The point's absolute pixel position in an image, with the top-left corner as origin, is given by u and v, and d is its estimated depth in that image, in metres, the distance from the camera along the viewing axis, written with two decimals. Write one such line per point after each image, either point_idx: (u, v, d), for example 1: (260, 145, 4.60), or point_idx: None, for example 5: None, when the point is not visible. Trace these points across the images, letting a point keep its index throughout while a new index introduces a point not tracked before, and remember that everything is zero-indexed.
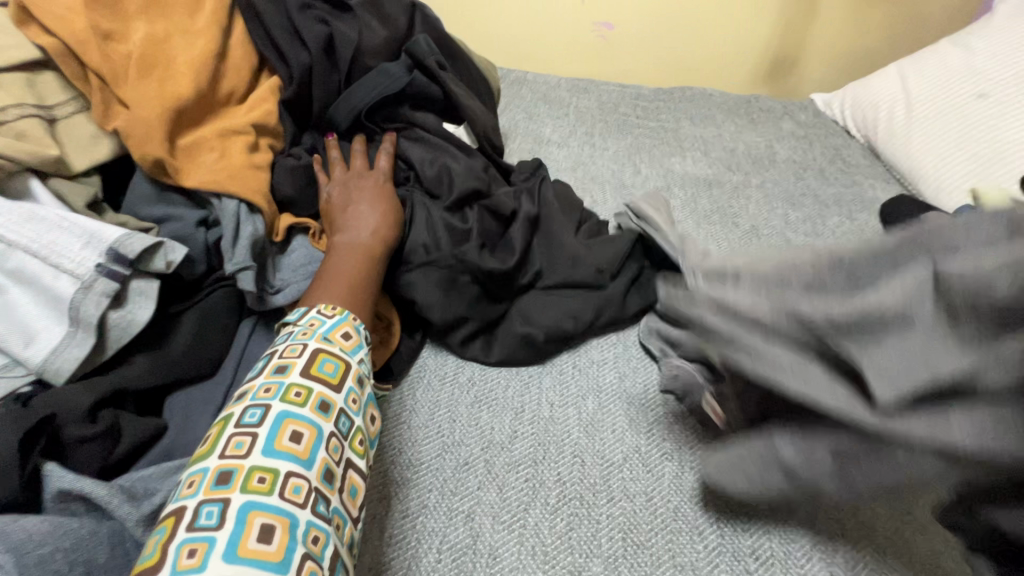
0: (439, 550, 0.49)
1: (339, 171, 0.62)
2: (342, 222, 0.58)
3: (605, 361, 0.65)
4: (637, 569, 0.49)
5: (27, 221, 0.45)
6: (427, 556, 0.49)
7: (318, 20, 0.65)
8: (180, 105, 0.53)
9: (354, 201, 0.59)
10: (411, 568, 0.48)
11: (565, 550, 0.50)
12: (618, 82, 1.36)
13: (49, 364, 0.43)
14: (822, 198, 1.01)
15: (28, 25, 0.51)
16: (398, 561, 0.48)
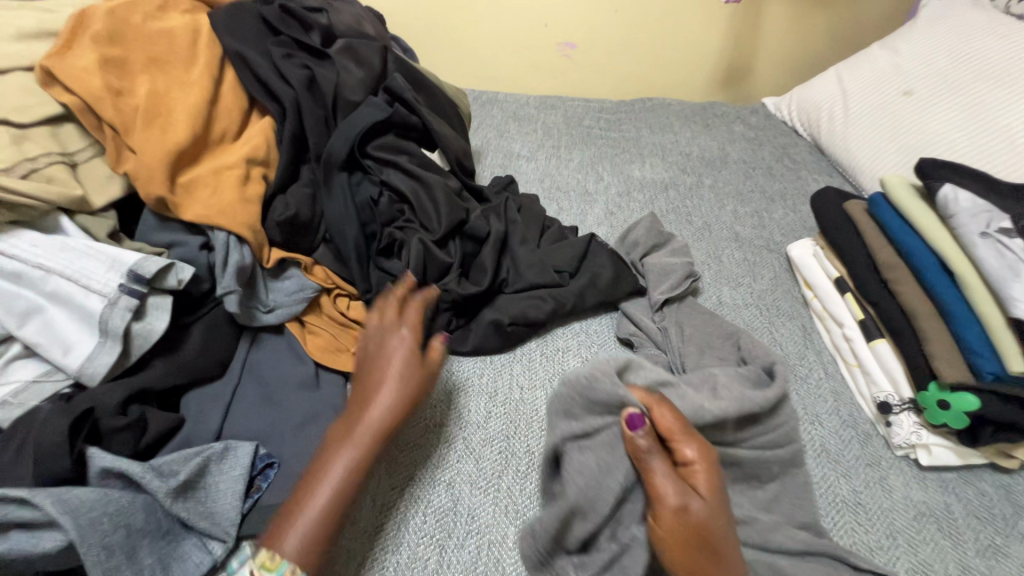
0: (425, 513, 0.56)
1: (391, 316, 0.60)
2: (366, 390, 0.53)
3: (568, 349, 0.74)
4: None
5: (59, 250, 0.52)
6: (415, 518, 0.56)
7: (301, 65, 0.74)
8: (180, 149, 0.61)
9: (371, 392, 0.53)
10: (401, 529, 0.55)
11: (534, 507, 0.58)
12: (583, 97, 1.47)
13: (85, 369, 0.50)
14: (770, 194, 1.11)
15: (52, 86, 0.59)
16: (390, 524, 0.55)
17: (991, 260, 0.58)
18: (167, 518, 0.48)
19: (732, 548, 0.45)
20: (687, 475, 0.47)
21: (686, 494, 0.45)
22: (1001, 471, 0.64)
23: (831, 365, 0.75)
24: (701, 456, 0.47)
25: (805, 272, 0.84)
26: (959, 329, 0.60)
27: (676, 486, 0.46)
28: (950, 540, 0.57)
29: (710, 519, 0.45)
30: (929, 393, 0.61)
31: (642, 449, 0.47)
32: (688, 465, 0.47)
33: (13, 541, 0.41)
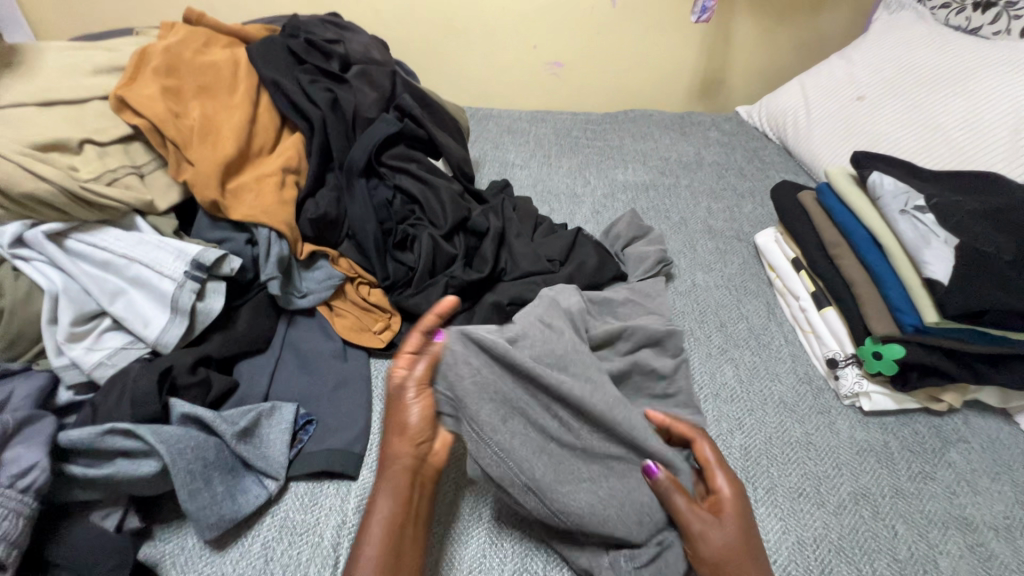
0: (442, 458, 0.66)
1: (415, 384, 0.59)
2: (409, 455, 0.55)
3: None
4: None
5: (137, 243, 0.64)
6: None
7: (324, 88, 0.86)
8: (229, 159, 0.72)
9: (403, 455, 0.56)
10: None
11: None
12: (571, 111, 1.60)
13: (162, 338, 0.62)
14: (740, 191, 1.23)
15: (123, 110, 0.71)
16: None
17: (907, 231, 0.70)
18: (232, 457, 0.59)
19: (757, 574, 0.53)
20: (717, 505, 0.57)
21: (711, 523, 0.55)
22: (933, 413, 0.75)
23: (792, 334, 0.86)
24: (730, 489, 0.58)
25: (768, 256, 0.95)
26: (886, 291, 0.71)
27: (699, 515, 0.55)
28: (886, 468, 0.68)
29: (736, 533, 0.55)
30: (866, 345, 0.72)
31: (664, 487, 0.57)
32: (716, 498, 0.57)
33: (120, 466, 0.52)
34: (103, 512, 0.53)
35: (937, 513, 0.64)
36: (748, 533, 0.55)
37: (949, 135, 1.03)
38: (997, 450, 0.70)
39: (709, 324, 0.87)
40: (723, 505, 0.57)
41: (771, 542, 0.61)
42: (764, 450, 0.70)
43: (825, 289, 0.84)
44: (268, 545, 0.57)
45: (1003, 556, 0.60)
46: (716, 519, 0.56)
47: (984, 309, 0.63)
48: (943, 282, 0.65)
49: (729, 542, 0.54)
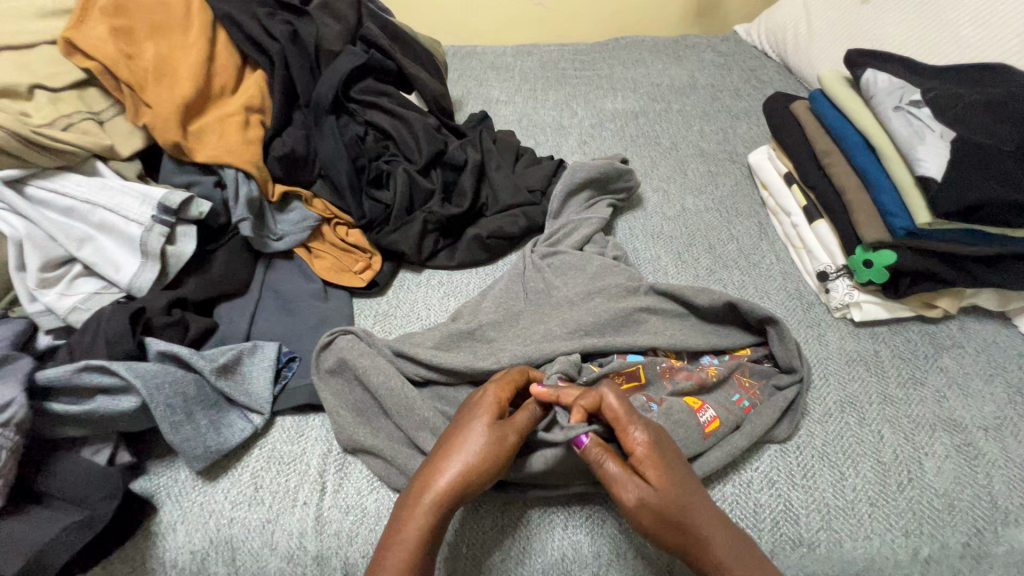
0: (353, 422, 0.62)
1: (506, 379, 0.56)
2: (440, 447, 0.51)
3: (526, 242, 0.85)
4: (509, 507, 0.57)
5: (101, 189, 0.63)
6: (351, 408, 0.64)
7: (284, 21, 0.83)
8: (187, 100, 0.70)
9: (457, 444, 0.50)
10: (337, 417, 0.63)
11: None
12: (559, 43, 1.51)
13: (134, 283, 0.62)
14: (736, 112, 1.16)
15: (74, 54, 0.69)
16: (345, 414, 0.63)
17: (902, 129, 0.66)
18: (214, 393, 0.60)
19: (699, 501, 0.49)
20: (638, 466, 0.50)
21: (640, 486, 0.48)
22: (927, 320, 0.73)
23: (783, 253, 0.83)
24: (640, 436, 0.51)
25: (761, 174, 0.91)
26: (878, 195, 0.69)
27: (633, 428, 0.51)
28: (875, 375, 0.67)
29: (668, 490, 0.48)
30: (857, 255, 0.70)
31: (593, 454, 0.50)
32: (636, 454, 0.50)
33: (100, 403, 0.53)
34: (93, 448, 0.55)
35: (925, 417, 0.63)
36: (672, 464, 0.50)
37: (958, 29, 0.92)
38: (993, 353, 0.69)
39: (697, 247, 0.84)
40: (630, 417, 0.52)
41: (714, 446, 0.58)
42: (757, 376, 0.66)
43: (817, 202, 0.81)
44: (257, 474, 0.58)
45: (991, 453, 0.59)
46: (661, 454, 0.50)
47: (978, 204, 0.60)
48: (938, 179, 0.62)
49: (648, 455, 0.50)
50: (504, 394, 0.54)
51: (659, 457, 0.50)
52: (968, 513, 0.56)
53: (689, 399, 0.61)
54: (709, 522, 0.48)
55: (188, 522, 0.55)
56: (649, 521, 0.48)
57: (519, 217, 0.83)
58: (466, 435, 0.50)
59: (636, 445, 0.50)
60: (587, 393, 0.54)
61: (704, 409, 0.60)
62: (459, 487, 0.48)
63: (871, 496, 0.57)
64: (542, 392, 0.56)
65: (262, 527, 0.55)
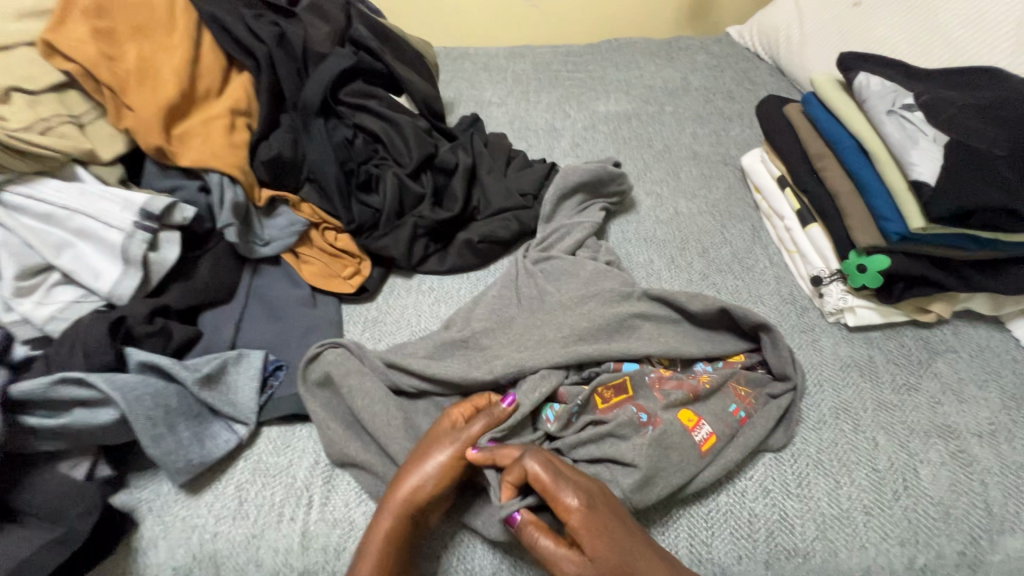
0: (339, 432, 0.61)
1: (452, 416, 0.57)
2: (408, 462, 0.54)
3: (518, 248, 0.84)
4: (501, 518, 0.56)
5: (80, 195, 0.62)
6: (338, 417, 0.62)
7: (271, 23, 0.82)
8: (170, 103, 0.69)
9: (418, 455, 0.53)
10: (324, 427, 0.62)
11: None
12: (551, 45, 1.50)
13: (114, 291, 0.61)
14: (729, 115, 1.16)
15: (53, 56, 0.67)
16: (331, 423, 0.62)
17: (895, 134, 0.66)
18: (198, 404, 0.59)
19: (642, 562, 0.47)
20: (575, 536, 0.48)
21: (573, 558, 0.47)
22: (921, 325, 0.72)
23: (777, 257, 0.83)
24: (573, 501, 0.49)
25: (754, 177, 0.90)
26: (872, 200, 0.68)
27: (567, 492, 0.49)
28: (870, 382, 0.66)
29: (601, 559, 0.46)
30: (850, 260, 0.70)
31: (528, 531, 0.49)
32: (571, 525, 0.48)
33: (78, 416, 0.52)
34: (72, 462, 0.54)
35: (920, 423, 0.62)
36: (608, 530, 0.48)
37: (949, 31, 0.92)
38: (987, 358, 0.68)
39: (690, 251, 0.83)
40: (559, 484, 0.50)
41: (712, 459, 0.58)
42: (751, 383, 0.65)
43: (810, 206, 0.81)
44: (242, 486, 0.57)
45: (985, 460, 0.59)
46: (598, 514, 0.49)
47: (972, 209, 0.59)
48: (932, 184, 0.61)
49: (580, 524, 0.48)
50: (463, 412, 0.58)
51: (594, 520, 0.48)
52: (963, 522, 0.55)
53: (686, 414, 0.60)
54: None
55: (170, 537, 0.53)
56: None
57: (510, 222, 0.82)
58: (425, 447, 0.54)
59: (569, 512, 0.48)
60: (513, 466, 0.52)
61: (701, 428, 0.59)
62: (421, 494, 0.51)
63: (867, 505, 0.56)
64: (478, 458, 0.53)
65: (247, 542, 0.54)
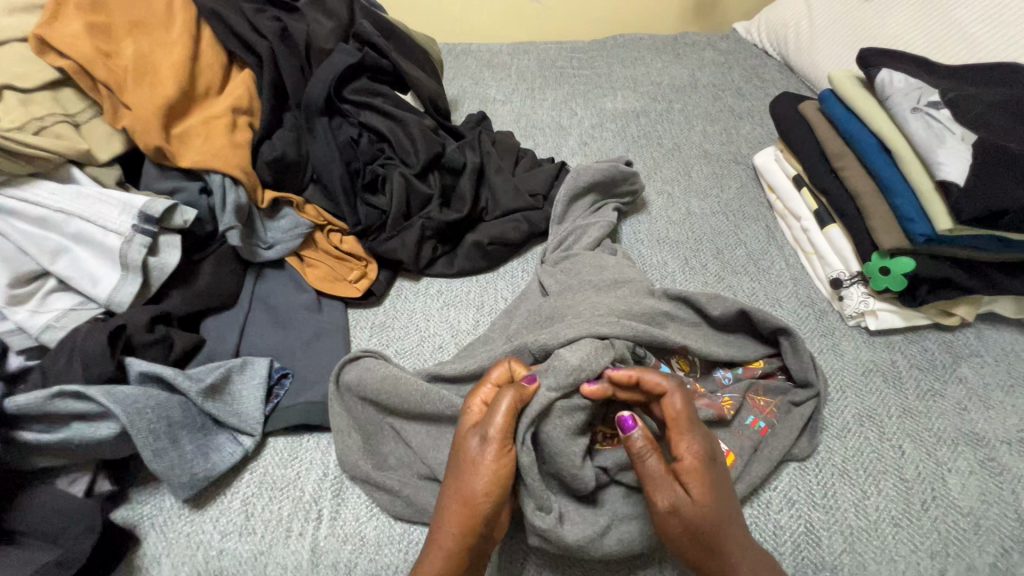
0: None
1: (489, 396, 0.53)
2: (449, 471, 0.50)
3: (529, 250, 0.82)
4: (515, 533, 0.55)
5: (76, 197, 0.59)
6: None
7: (272, 17, 0.79)
8: (170, 101, 0.66)
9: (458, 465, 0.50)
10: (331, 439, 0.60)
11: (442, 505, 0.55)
12: (555, 41, 1.48)
13: (113, 298, 0.58)
14: (738, 112, 1.14)
15: (46, 52, 0.64)
16: None
17: (921, 132, 0.64)
18: (202, 414, 0.56)
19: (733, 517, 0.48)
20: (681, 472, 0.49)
21: (676, 491, 0.48)
22: (943, 328, 0.71)
23: (793, 258, 0.81)
24: (693, 444, 0.50)
25: (768, 176, 0.88)
26: (896, 200, 0.66)
27: (691, 433, 0.50)
28: (894, 388, 0.64)
29: (702, 507, 0.47)
30: (873, 262, 0.68)
31: (639, 448, 0.49)
32: (682, 462, 0.49)
33: (76, 430, 0.50)
34: (70, 477, 0.52)
35: (947, 430, 0.60)
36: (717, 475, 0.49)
37: (966, 27, 0.90)
38: (1013, 362, 0.67)
39: (704, 252, 0.81)
40: (686, 423, 0.50)
41: (734, 478, 0.56)
42: (774, 390, 0.63)
43: (828, 206, 0.79)
44: (248, 500, 0.55)
45: (1016, 469, 0.57)
46: (711, 461, 0.50)
47: (1003, 210, 0.57)
48: (961, 184, 0.59)
49: (695, 467, 0.49)
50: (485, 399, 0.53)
51: (707, 467, 0.49)
52: (995, 533, 0.53)
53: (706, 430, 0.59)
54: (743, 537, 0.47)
55: (173, 555, 0.51)
56: (678, 529, 0.48)
57: (521, 222, 0.80)
58: (467, 457, 0.49)
59: (685, 454, 0.49)
60: (654, 384, 0.52)
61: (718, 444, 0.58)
62: (465, 516, 0.47)
63: (895, 516, 0.55)
64: (623, 375, 0.52)
65: (254, 559, 0.51)
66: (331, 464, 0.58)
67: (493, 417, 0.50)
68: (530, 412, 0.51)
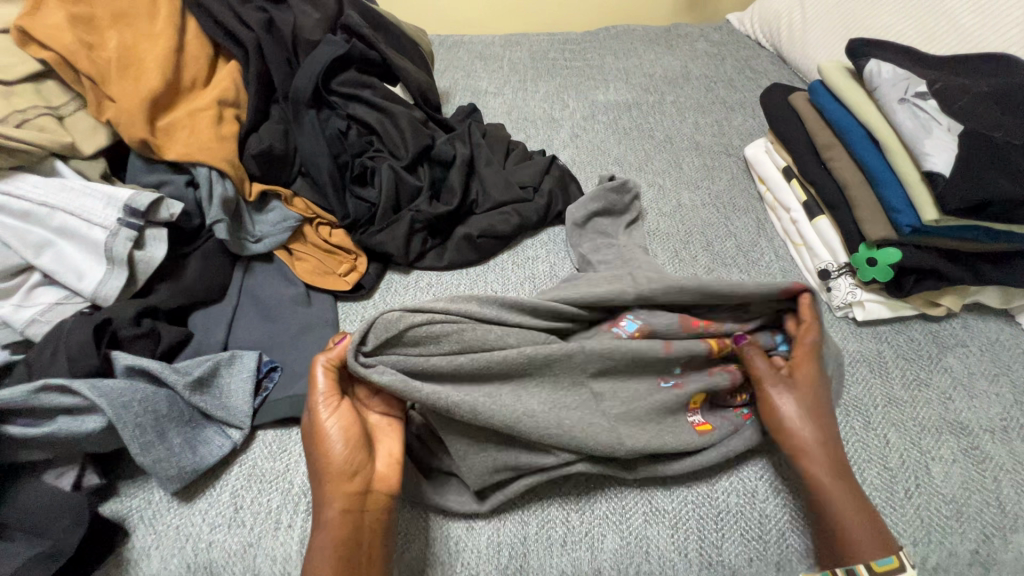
0: None
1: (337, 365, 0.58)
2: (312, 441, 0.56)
3: (519, 242, 0.82)
4: (507, 523, 0.55)
5: (61, 191, 0.59)
6: None
7: (259, 9, 0.78)
8: (154, 94, 0.66)
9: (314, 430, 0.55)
10: None
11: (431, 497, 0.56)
12: (548, 32, 1.47)
13: (99, 292, 0.58)
14: (730, 104, 1.14)
15: (28, 44, 0.64)
16: None
17: (907, 122, 0.64)
18: (189, 408, 0.57)
19: (827, 417, 0.56)
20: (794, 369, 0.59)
21: (781, 383, 0.57)
22: (930, 318, 0.71)
23: (782, 249, 0.81)
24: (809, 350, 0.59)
25: (758, 168, 0.88)
26: (882, 191, 0.67)
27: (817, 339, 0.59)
28: (880, 377, 0.65)
29: (812, 393, 0.57)
30: (860, 253, 0.68)
31: (745, 349, 0.60)
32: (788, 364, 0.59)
33: (62, 424, 0.50)
34: (58, 471, 0.52)
35: (931, 419, 0.61)
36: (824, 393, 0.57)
37: (957, 17, 0.90)
38: (997, 351, 0.67)
39: (694, 244, 0.81)
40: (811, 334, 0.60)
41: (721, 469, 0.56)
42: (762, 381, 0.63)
43: (817, 197, 0.79)
44: (237, 493, 0.55)
45: (998, 457, 0.58)
46: (821, 365, 0.59)
47: (988, 201, 0.58)
48: (946, 175, 0.59)
49: (807, 365, 0.58)
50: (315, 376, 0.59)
51: (817, 370, 0.58)
52: (977, 520, 0.54)
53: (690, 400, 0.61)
54: (822, 439, 0.54)
55: (162, 547, 0.51)
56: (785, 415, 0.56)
57: (511, 215, 0.80)
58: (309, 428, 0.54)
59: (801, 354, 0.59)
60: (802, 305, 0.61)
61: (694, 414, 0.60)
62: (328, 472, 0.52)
63: (879, 504, 0.55)
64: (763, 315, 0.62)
65: (243, 551, 0.52)
66: None
67: (315, 388, 0.55)
68: (349, 354, 0.54)
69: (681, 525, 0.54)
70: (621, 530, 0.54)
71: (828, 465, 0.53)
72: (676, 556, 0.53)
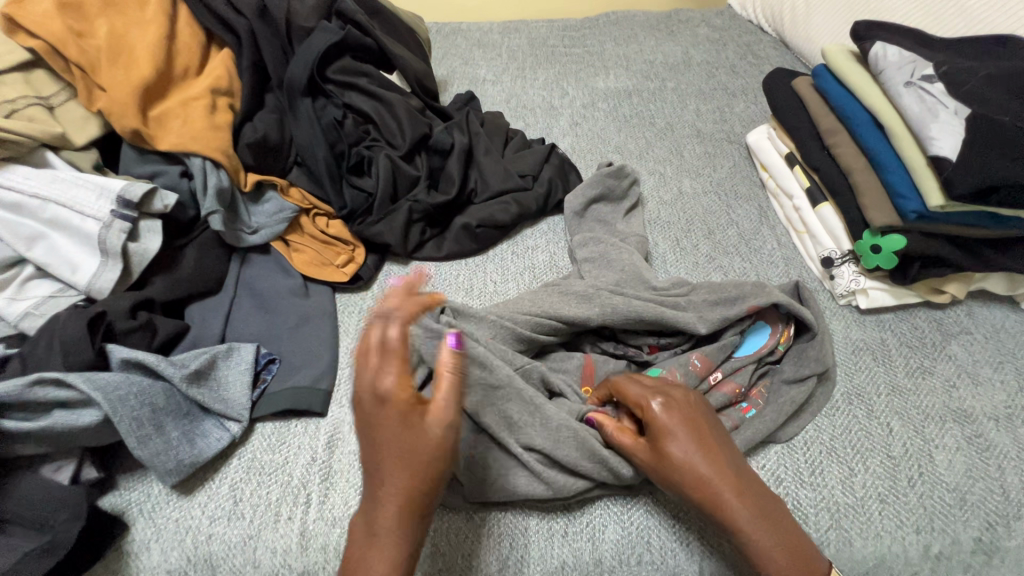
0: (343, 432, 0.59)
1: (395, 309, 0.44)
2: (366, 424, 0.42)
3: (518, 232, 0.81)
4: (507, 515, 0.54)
5: (53, 182, 0.58)
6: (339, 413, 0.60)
7: None
8: (146, 82, 0.64)
9: (376, 414, 0.41)
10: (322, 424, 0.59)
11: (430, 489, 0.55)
12: (547, 19, 1.44)
13: (93, 285, 0.57)
14: (731, 90, 1.12)
15: (17, 32, 0.63)
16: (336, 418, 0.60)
17: (913, 106, 0.63)
18: (187, 401, 0.56)
19: (705, 469, 0.47)
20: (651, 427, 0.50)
21: (644, 449, 0.50)
22: (934, 306, 0.70)
23: (784, 237, 0.80)
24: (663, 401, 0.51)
25: (761, 155, 0.87)
26: (887, 177, 0.66)
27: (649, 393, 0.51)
28: (883, 366, 0.64)
29: (664, 456, 0.48)
30: (864, 240, 0.68)
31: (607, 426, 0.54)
32: (648, 421, 0.50)
33: (57, 417, 0.49)
34: (56, 465, 0.52)
35: (935, 408, 0.60)
36: (692, 423, 0.49)
37: None
38: (1002, 339, 0.67)
39: (696, 232, 0.80)
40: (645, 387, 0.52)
41: None
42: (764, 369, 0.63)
43: (821, 184, 0.78)
44: (236, 486, 0.55)
45: (1002, 445, 0.57)
46: (670, 410, 0.50)
47: (995, 185, 0.57)
48: (953, 160, 0.58)
49: (663, 417, 0.50)
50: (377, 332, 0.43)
51: (678, 418, 0.50)
52: (980, 508, 0.54)
53: None
54: (735, 489, 0.46)
55: (162, 540, 0.51)
56: (668, 480, 0.48)
57: (509, 204, 0.79)
58: (376, 419, 0.41)
59: (649, 410, 0.50)
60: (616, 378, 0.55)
61: None
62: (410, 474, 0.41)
63: (882, 492, 0.55)
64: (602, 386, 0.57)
65: (243, 544, 0.51)
66: (318, 449, 0.57)
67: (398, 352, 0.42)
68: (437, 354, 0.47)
69: (683, 516, 0.54)
70: (622, 521, 0.54)
71: (746, 511, 0.45)
72: (676, 546, 0.52)
